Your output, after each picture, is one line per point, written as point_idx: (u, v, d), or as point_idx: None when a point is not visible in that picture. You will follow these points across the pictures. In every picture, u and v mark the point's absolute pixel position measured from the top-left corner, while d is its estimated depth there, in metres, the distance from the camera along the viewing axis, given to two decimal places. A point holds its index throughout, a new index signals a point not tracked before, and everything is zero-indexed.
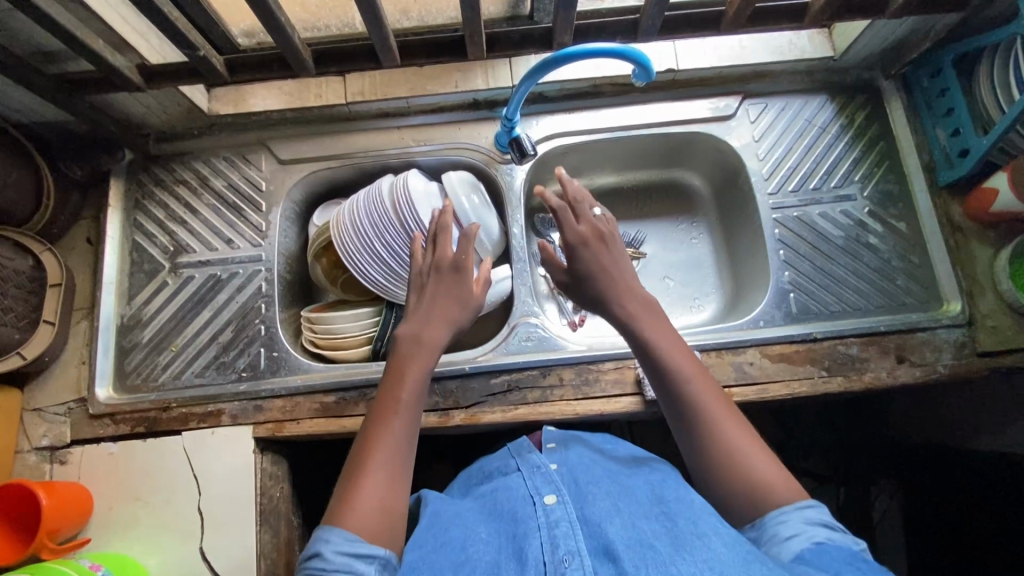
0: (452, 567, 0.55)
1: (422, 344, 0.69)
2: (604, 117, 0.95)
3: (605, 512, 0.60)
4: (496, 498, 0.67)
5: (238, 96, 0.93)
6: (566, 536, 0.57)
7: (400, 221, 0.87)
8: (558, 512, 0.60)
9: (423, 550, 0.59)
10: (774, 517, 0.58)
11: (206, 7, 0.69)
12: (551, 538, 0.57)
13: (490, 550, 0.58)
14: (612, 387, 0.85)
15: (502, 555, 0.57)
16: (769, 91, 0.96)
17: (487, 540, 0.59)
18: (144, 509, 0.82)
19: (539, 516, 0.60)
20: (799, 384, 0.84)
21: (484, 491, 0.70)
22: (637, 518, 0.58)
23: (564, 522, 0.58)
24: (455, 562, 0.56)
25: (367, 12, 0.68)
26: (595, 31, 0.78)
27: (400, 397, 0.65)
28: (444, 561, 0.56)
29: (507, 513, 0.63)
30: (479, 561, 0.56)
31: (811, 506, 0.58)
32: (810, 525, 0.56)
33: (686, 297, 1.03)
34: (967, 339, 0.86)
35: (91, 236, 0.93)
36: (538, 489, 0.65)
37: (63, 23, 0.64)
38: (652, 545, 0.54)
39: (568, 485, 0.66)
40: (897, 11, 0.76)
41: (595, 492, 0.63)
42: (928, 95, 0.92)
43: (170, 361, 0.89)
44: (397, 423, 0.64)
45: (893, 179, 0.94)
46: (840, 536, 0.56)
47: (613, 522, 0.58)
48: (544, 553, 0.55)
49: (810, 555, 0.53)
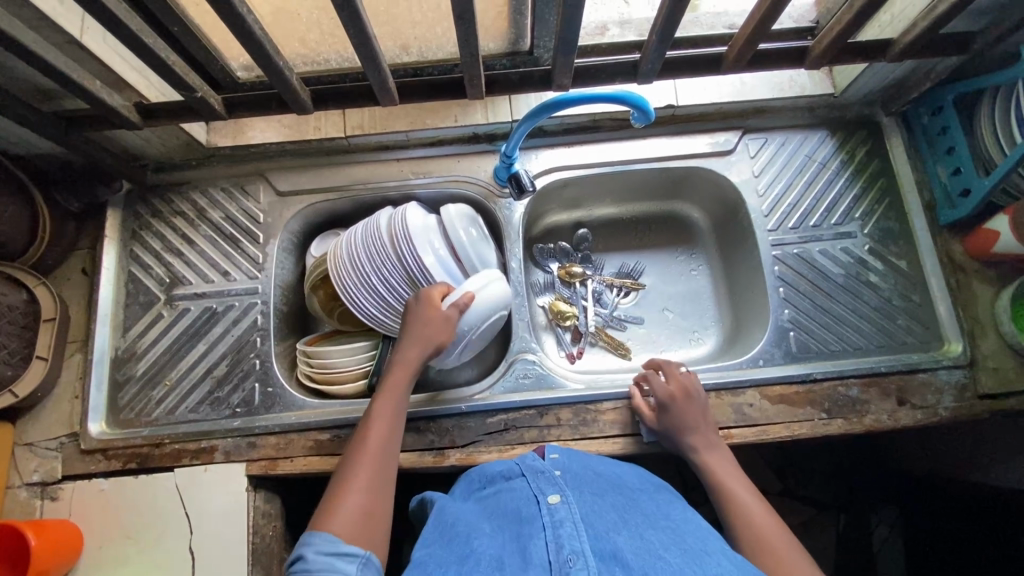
0: (457, 560, 0.55)
1: (399, 365, 0.76)
2: (604, 152, 0.95)
3: (611, 520, 0.58)
4: (499, 500, 0.66)
5: (237, 129, 0.93)
6: (571, 536, 0.54)
7: (399, 257, 0.85)
8: (562, 512, 0.58)
9: (432, 547, 0.60)
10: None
11: (205, 48, 0.69)
12: (556, 537, 0.55)
13: (495, 545, 0.57)
14: (610, 427, 0.84)
15: (506, 552, 0.55)
16: (769, 126, 0.96)
17: (492, 536, 0.58)
18: (134, 548, 0.81)
19: (544, 515, 0.59)
20: (798, 426, 0.83)
21: (488, 495, 0.69)
22: (644, 530, 0.57)
23: (569, 522, 0.56)
24: (461, 554, 0.56)
25: (366, 57, 0.68)
26: (594, 72, 0.78)
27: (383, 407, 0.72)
28: (451, 555, 0.56)
29: (510, 514, 0.62)
30: (485, 555, 0.55)
31: None
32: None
33: (685, 330, 1.02)
34: (969, 381, 0.85)
35: (87, 267, 0.92)
36: (541, 489, 0.64)
37: (59, 68, 0.64)
38: (661, 555, 0.53)
39: (572, 487, 0.65)
40: (898, 55, 0.76)
41: (599, 502, 0.62)
42: (929, 133, 0.91)
43: (163, 396, 0.88)
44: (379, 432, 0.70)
45: (894, 216, 0.93)
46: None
47: (621, 532, 0.56)
48: (549, 552, 0.53)
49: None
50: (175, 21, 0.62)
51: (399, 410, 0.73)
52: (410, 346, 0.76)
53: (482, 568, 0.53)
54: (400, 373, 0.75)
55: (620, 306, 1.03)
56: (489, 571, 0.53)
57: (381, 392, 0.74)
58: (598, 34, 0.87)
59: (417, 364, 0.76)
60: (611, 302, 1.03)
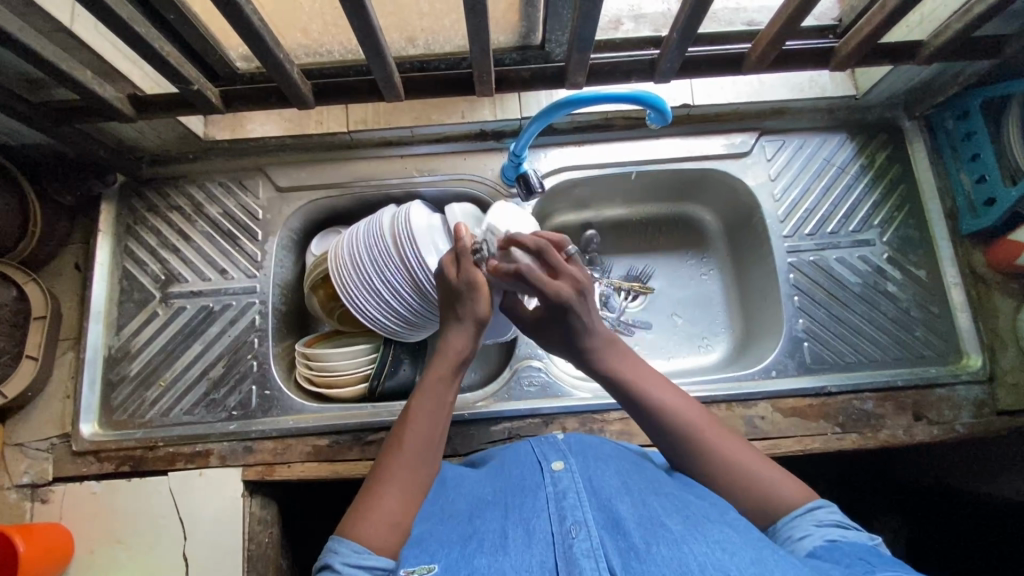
0: (460, 540, 0.52)
1: (445, 352, 0.63)
2: (616, 152, 0.92)
3: (614, 487, 0.55)
4: (502, 466, 0.64)
5: (237, 122, 0.90)
6: (573, 506, 0.52)
7: (401, 260, 0.78)
8: (565, 480, 0.56)
9: (434, 522, 0.56)
10: (784, 524, 0.55)
11: (202, 38, 0.65)
12: (559, 509, 0.53)
13: (497, 519, 0.54)
14: (616, 438, 0.82)
15: (508, 523, 0.53)
16: (786, 128, 0.93)
17: (494, 507, 0.56)
18: (127, 554, 0.79)
19: (548, 485, 0.56)
20: (812, 440, 0.81)
21: (492, 463, 0.66)
22: (647, 496, 0.54)
23: (573, 492, 0.54)
24: (463, 534, 0.53)
25: (370, 52, 0.65)
26: (609, 70, 0.75)
27: (423, 402, 0.61)
28: (453, 534, 0.53)
29: (513, 482, 0.59)
30: (488, 534, 0.52)
31: (819, 506, 0.56)
32: (822, 526, 0.54)
33: (694, 337, 0.99)
34: (987, 397, 0.83)
35: (80, 262, 0.89)
36: (546, 455, 0.62)
37: (48, 57, 0.61)
38: (663, 523, 0.50)
39: (577, 453, 0.62)
40: (927, 59, 0.73)
41: (604, 468, 0.59)
42: (952, 138, 0.88)
43: (158, 397, 0.86)
44: (417, 431, 0.59)
45: (914, 224, 0.90)
46: (853, 534, 0.53)
47: (624, 500, 0.53)
48: (552, 524, 0.51)
49: (823, 551, 0.51)
50: (170, 9, 0.59)
51: (442, 402, 0.61)
52: (456, 327, 0.64)
53: (485, 550, 0.50)
54: (444, 358, 0.63)
55: (628, 311, 1.00)
56: (492, 550, 0.50)
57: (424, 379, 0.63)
58: (613, 28, 0.83)
59: (465, 352, 0.64)
60: (619, 306, 0.99)
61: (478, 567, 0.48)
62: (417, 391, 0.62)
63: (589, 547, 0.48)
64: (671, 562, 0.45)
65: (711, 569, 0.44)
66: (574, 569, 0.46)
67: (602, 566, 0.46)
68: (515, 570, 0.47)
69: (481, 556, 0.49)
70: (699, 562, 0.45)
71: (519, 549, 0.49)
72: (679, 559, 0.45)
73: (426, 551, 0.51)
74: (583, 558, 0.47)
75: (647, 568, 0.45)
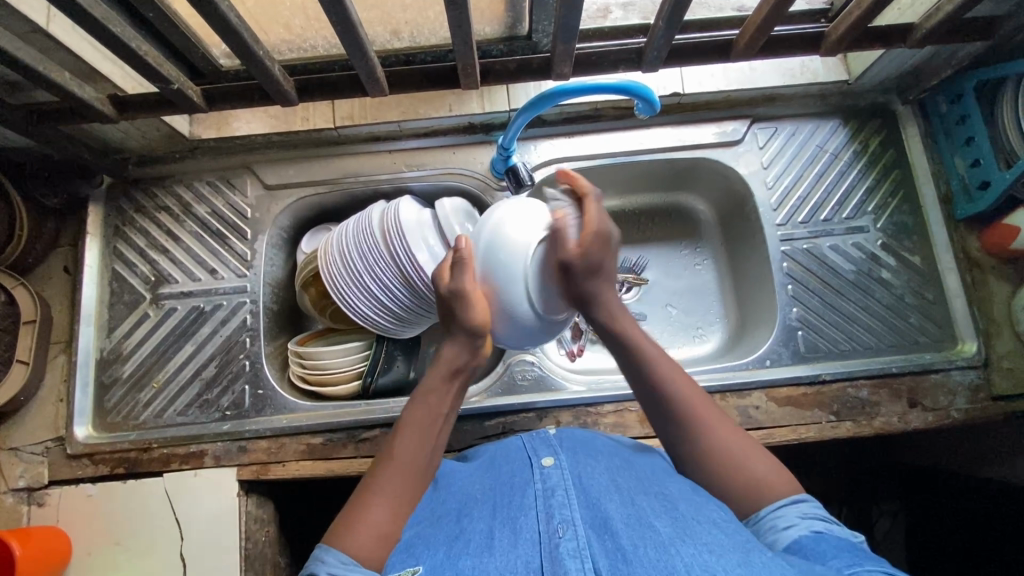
0: (446, 541, 0.52)
1: (437, 366, 0.66)
2: (605, 142, 0.91)
3: (604, 485, 0.55)
4: (494, 463, 0.64)
5: (221, 119, 0.88)
6: (561, 505, 0.52)
7: (391, 255, 0.77)
8: (554, 477, 0.56)
9: (421, 525, 0.56)
10: (769, 514, 0.54)
11: (181, 37, 0.64)
12: (547, 506, 0.52)
13: (485, 518, 0.54)
14: (610, 431, 0.82)
15: (496, 521, 0.53)
16: (779, 114, 0.92)
17: (484, 505, 0.56)
18: (123, 554, 0.80)
19: (537, 481, 0.56)
20: (806, 429, 0.81)
21: (485, 459, 0.67)
22: (635, 495, 0.54)
23: (561, 490, 0.54)
24: (450, 534, 0.53)
25: (351, 47, 0.64)
26: (597, 60, 0.73)
27: (416, 411, 0.63)
28: (440, 535, 0.53)
29: (503, 479, 0.59)
30: (474, 534, 0.52)
31: (805, 500, 0.55)
32: (807, 518, 0.53)
33: (689, 327, 0.99)
34: (982, 382, 0.83)
35: (69, 265, 0.89)
36: (536, 451, 0.62)
37: (25, 58, 0.60)
38: (651, 524, 0.49)
39: (568, 448, 0.62)
40: (920, 41, 0.71)
41: (595, 464, 0.59)
42: (947, 122, 0.87)
43: (151, 399, 0.86)
44: (412, 441, 0.61)
45: (908, 210, 0.90)
46: (839, 529, 0.52)
47: (612, 498, 0.53)
48: (539, 523, 0.51)
49: (808, 541, 0.50)
50: (147, 7, 0.58)
51: (437, 413, 0.63)
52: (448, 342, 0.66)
53: (470, 552, 0.49)
54: (436, 369, 0.66)
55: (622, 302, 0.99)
56: (477, 551, 0.49)
57: (420, 391, 0.65)
58: (601, 16, 0.83)
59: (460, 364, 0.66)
60: None
61: (463, 568, 0.47)
62: (412, 402, 0.64)
63: (574, 547, 0.47)
64: (658, 562, 0.45)
65: (697, 570, 0.43)
66: (558, 570, 0.45)
67: (587, 568, 0.45)
68: (499, 571, 0.46)
69: (466, 558, 0.48)
70: (686, 563, 0.44)
71: (505, 549, 0.49)
72: (665, 561, 0.45)
73: (414, 556, 0.51)
74: (569, 559, 0.46)
75: (633, 570, 0.44)
